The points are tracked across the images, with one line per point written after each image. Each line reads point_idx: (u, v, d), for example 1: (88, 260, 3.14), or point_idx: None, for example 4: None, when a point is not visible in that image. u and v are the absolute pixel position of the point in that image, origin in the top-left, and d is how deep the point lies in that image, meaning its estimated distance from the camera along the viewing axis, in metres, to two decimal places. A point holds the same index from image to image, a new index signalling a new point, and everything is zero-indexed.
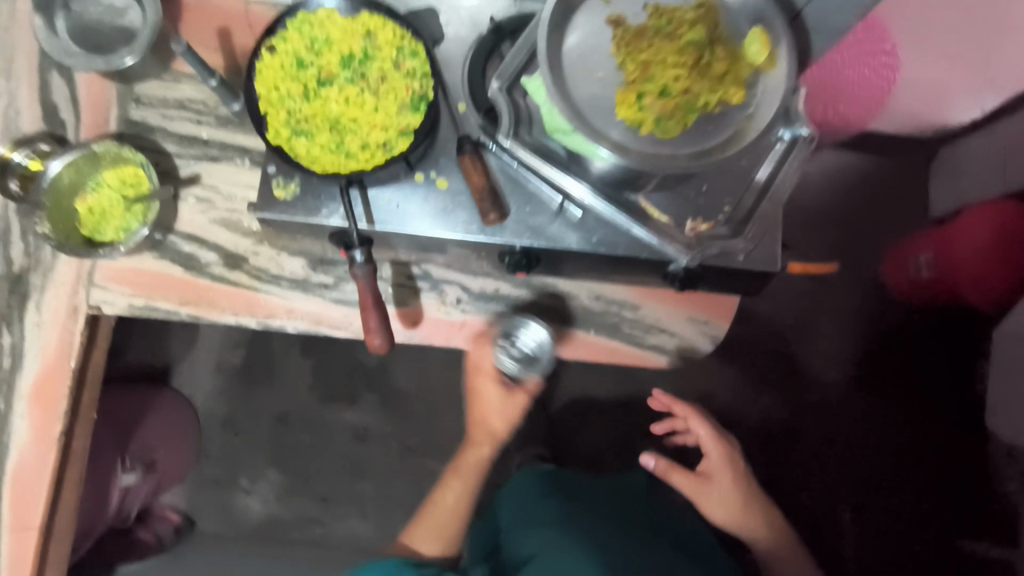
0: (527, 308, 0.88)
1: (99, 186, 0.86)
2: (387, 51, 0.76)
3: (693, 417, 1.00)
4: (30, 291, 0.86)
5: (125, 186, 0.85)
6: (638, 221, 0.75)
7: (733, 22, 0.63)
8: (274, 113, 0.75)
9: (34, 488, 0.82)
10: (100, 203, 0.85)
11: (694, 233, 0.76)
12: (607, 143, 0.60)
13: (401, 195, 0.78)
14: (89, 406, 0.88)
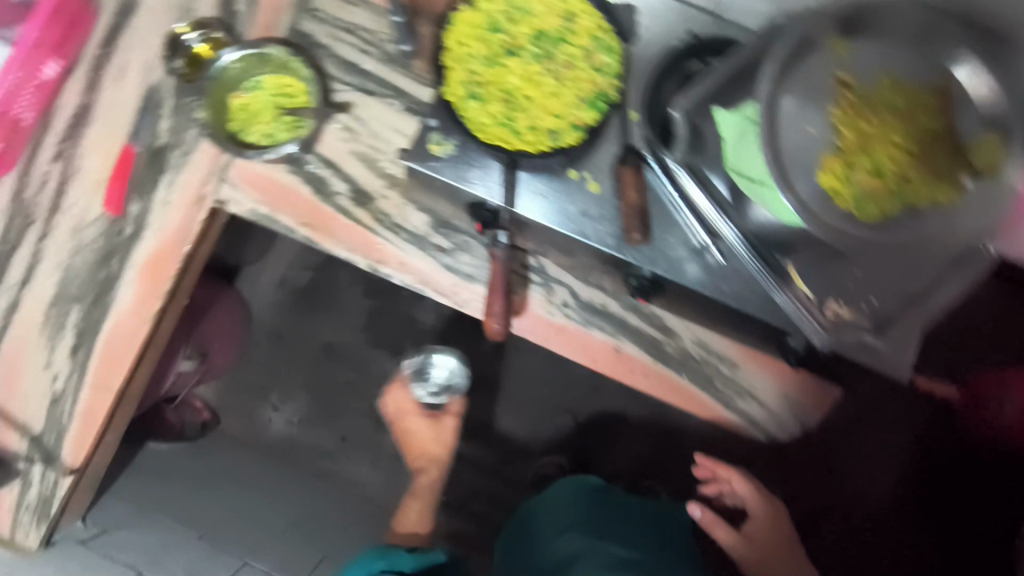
0: (628, 332, 0.86)
1: (260, 87, 0.86)
2: (583, 40, 0.73)
3: (739, 478, 0.98)
4: (166, 168, 0.87)
5: (284, 95, 0.86)
6: (783, 285, 0.72)
7: (962, 119, 0.60)
8: (455, 69, 0.74)
9: (122, 354, 0.84)
10: (255, 104, 0.85)
11: (833, 317, 0.71)
12: (798, 200, 0.57)
13: (550, 186, 0.76)
14: (187, 291, 0.90)
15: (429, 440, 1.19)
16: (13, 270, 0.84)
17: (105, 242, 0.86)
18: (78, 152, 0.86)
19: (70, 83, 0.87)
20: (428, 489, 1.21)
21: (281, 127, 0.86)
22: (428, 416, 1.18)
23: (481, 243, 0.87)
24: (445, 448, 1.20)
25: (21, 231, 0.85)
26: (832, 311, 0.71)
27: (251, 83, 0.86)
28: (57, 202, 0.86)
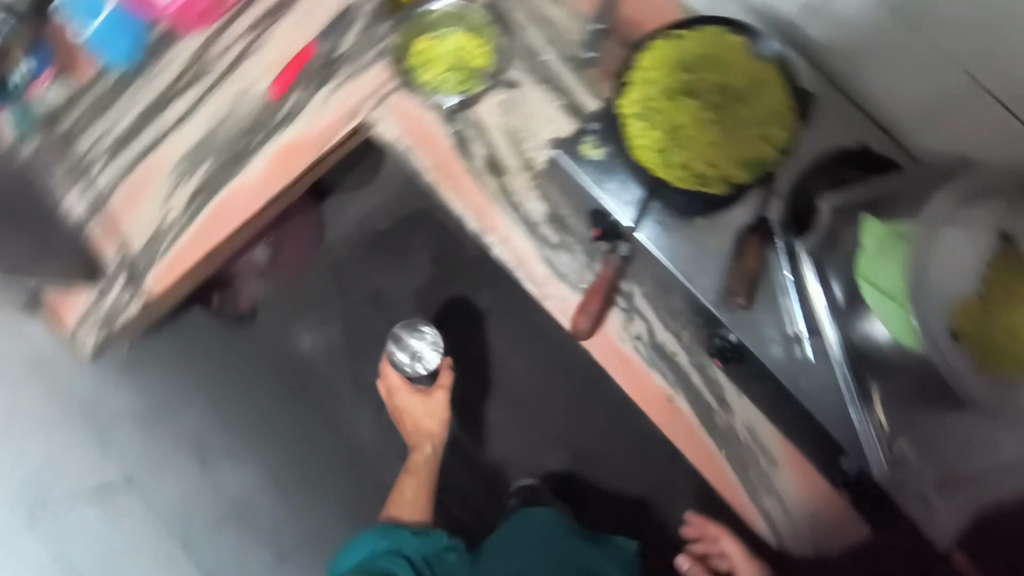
0: (686, 389, 0.87)
1: (451, 39, 0.92)
2: (764, 107, 0.75)
3: (727, 535, 1.08)
4: (335, 75, 0.92)
5: (467, 52, 0.92)
6: (860, 405, 0.73)
7: None
8: (636, 88, 0.77)
9: (232, 215, 0.90)
10: (440, 50, 0.92)
11: (896, 457, 0.73)
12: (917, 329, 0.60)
13: (676, 226, 0.79)
14: (306, 184, 0.95)
15: (427, 414, 1.15)
16: (173, 108, 0.91)
17: (257, 116, 0.91)
18: (266, 30, 0.92)
19: None
20: (423, 488, 1.13)
21: (455, 80, 0.91)
22: (422, 394, 1.15)
23: (585, 251, 0.89)
24: (439, 426, 1.17)
25: (192, 78, 0.92)
26: (899, 450, 0.73)
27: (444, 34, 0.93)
28: (232, 66, 0.92)
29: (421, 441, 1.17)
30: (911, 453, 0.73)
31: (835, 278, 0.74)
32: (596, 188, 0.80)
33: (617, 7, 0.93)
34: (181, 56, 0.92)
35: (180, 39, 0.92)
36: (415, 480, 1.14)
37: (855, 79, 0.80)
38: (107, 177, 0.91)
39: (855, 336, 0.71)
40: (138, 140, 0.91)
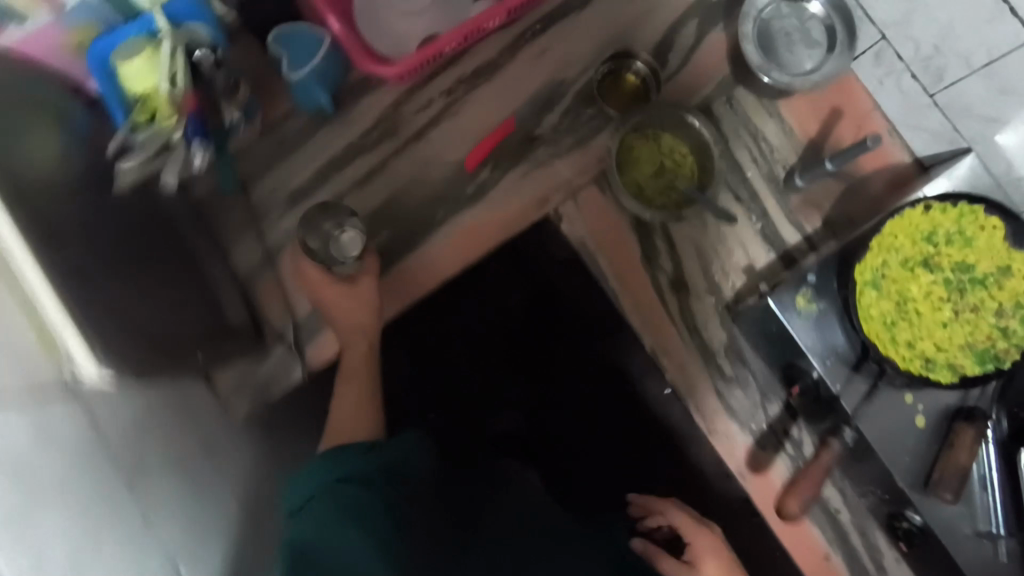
0: (844, 546, 0.84)
1: (668, 153, 0.87)
2: (1007, 298, 0.71)
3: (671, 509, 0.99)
4: (530, 158, 0.88)
5: (675, 164, 0.87)
6: None
7: None
8: (874, 254, 0.73)
9: (405, 294, 0.86)
10: (646, 155, 0.87)
11: None
12: None
13: (887, 399, 0.75)
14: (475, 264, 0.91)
15: (388, 307, 0.86)
16: (355, 167, 0.87)
17: (444, 189, 0.87)
18: (465, 99, 0.88)
19: (493, 36, 0.88)
20: (354, 396, 0.83)
21: (660, 197, 0.87)
22: (346, 281, 0.81)
23: (759, 388, 0.86)
24: (372, 317, 0.83)
25: (380, 138, 0.87)
26: None
27: (663, 145, 0.87)
28: (424, 131, 0.87)
29: (378, 313, 0.85)
30: None
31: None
32: (810, 351, 0.76)
33: (830, 134, 0.89)
34: (371, 112, 0.87)
35: (373, 95, 0.87)
36: (353, 392, 0.83)
37: None
38: (276, 231, 0.86)
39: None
40: (313, 196, 0.86)
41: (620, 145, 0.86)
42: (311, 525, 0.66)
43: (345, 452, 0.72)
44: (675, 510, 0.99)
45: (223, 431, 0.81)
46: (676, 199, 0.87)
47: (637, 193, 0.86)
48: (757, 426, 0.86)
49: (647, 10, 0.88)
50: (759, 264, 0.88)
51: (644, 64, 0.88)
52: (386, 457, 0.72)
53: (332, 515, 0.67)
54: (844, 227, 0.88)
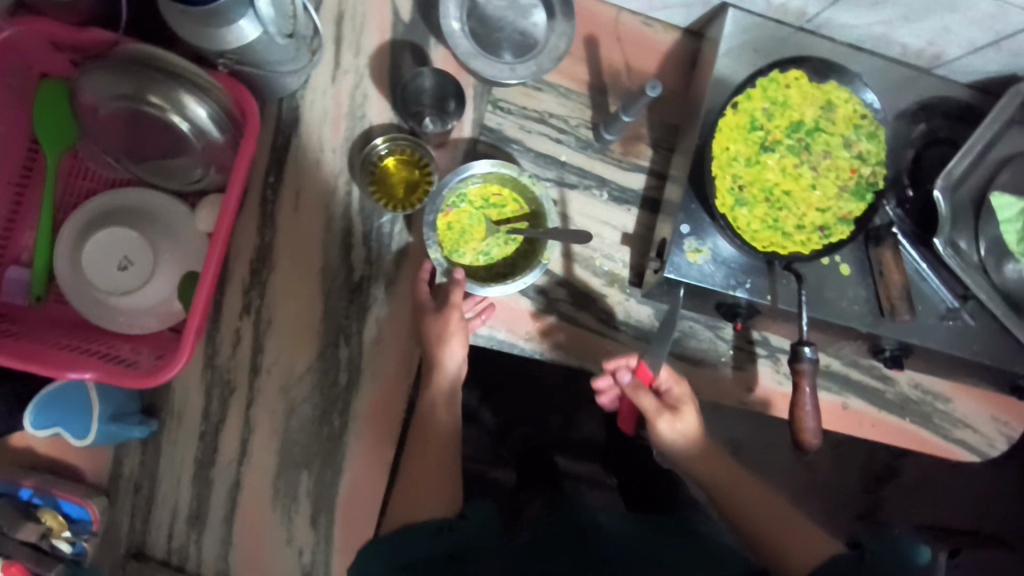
0: (855, 389, 0.89)
1: (493, 208, 0.81)
2: (843, 129, 0.71)
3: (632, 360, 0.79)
4: (371, 304, 0.78)
5: (492, 206, 0.81)
6: None
7: None
8: (721, 177, 0.70)
9: (361, 521, 0.77)
10: (461, 222, 0.80)
11: None
12: None
13: (808, 274, 0.75)
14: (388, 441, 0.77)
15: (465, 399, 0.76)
16: (226, 445, 0.76)
17: (321, 396, 0.77)
18: (266, 301, 0.77)
19: (241, 220, 0.77)
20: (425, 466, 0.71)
21: (509, 255, 0.81)
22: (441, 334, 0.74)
23: (707, 326, 0.86)
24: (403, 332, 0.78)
25: (225, 400, 0.76)
26: None
27: (481, 202, 0.80)
28: (256, 359, 0.77)
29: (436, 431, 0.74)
30: None
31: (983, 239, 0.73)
32: (731, 289, 0.74)
33: (597, 64, 0.84)
34: (193, 387, 0.76)
35: (182, 370, 0.76)
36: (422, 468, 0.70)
37: (885, 39, 0.77)
38: (208, 561, 0.75)
39: (1008, 282, 0.74)
40: (212, 504, 0.75)
41: (442, 230, 0.79)
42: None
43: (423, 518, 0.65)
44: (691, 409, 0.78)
45: (266, 525, 0.76)
46: (525, 248, 0.81)
47: (486, 269, 0.81)
48: (729, 356, 0.86)
49: (357, 82, 0.79)
50: (631, 228, 0.84)
51: (401, 140, 0.78)
52: (446, 546, 0.62)
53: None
54: (670, 138, 0.85)
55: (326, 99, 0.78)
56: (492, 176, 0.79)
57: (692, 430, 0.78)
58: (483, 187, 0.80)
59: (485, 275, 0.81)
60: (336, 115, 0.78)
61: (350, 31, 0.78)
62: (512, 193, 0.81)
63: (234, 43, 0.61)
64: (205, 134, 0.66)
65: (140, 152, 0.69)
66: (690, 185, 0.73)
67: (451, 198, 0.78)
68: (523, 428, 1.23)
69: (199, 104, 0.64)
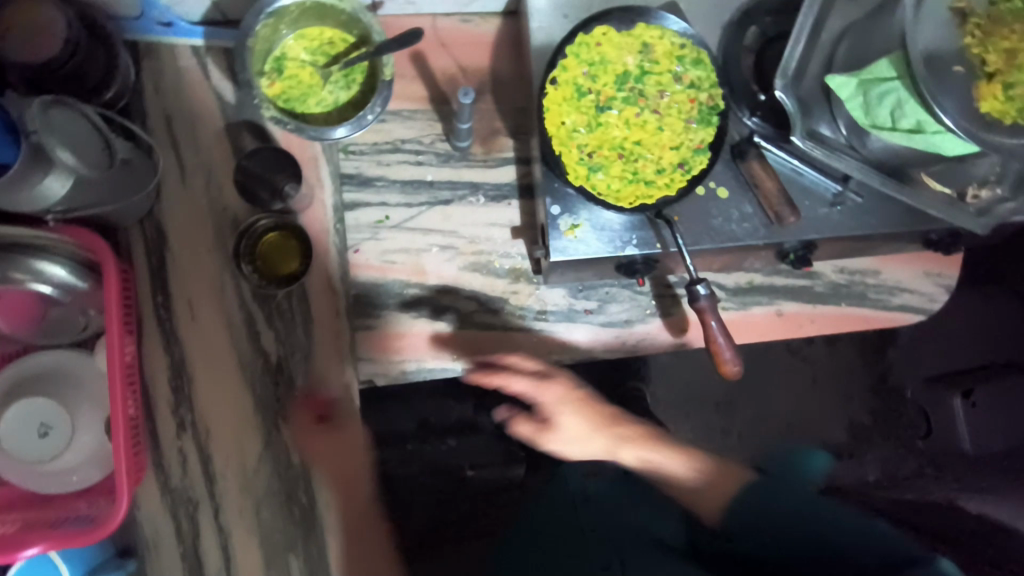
0: (784, 295, 0.90)
1: (320, 44, 0.74)
2: (668, 65, 0.72)
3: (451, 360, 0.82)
4: (297, 380, 0.80)
5: (317, 53, 0.74)
6: (932, 203, 0.73)
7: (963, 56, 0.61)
8: (566, 152, 0.71)
9: None
10: (292, 83, 0.74)
11: (977, 199, 0.73)
12: (942, 107, 0.59)
13: (687, 211, 0.76)
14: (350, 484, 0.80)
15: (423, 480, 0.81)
16: (209, 558, 0.78)
17: (281, 481, 0.79)
18: (197, 413, 0.79)
19: (147, 346, 0.78)
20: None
21: (357, 94, 0.75)
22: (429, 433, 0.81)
23: (623, 287, 0.86)
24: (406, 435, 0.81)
25: (193, 516, 0.78)
26: (974, 196, 0.73)
27: (305, 48, 0.74)
28: (208, 470, 0.79)
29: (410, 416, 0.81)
30: (981, 185, 0.73)
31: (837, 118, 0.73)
32: (620, 251, 0.74)
33: (431, 77, 0.83)
34: (159, 515, 0.78)
35: (143, 503, 0.78)
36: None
37: None
38: None
39: (877, 152, 0.72)
40: None
41: (280, 102, 0.74)
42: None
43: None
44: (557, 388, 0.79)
45: None
46: (368, 74, 0.75)
47: (331, 107, 0.75)
48: (653, 306, 0.87)
49: (207, 178, 0.79)
50: (518, 221, 0.84)
51: (264, 220, 0.79)
52: None
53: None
54: (524, 121, 0.84)
55: (183, 204, 0.79)
56: (294, 17, 0.72)
57: (570, 432, 0.81)
58: (302, 36, 0.74)
59: (329, 116, 0.75)
60: (198, 215, 0.79)
61: (182, 132, 0.78)
62: (324, 31, 0.74)
63: (53, 197, 0.62)
64: (72, 287, 0.68)
65: (26, 317, 0.71)
66: (544, 167, 0.73)
67: (266, 68, 0.73)
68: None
69: (54, 263, 0.66)
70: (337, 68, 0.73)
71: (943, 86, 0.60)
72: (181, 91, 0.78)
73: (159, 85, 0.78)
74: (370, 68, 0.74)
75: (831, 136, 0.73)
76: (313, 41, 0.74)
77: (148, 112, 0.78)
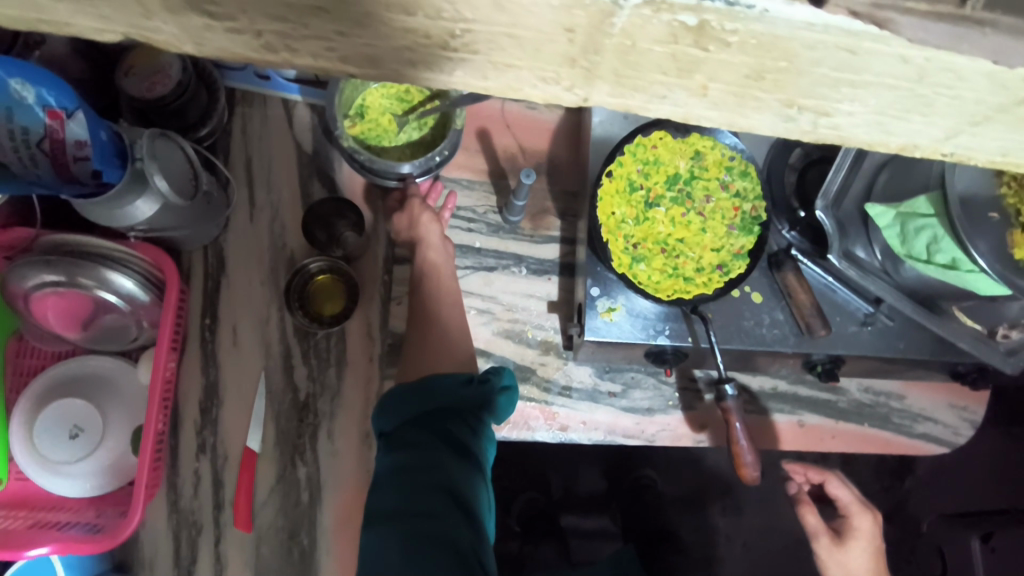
0: (807, 406, 0.90)
1: (399, 91, 0.80)
2: (716, 173, 0.78)
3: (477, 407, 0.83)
4: (320, 420, 0.81)
5: (396, 97, 0.81)
6: (960, 337, 0.75)
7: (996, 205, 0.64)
8: (613, 240, 0.75)
9: None
10: (371, 125, 0.80)
11: (1008, 339, 0.75)
12: (978, 249, 0.62)
13: (720, 310, 0.78)
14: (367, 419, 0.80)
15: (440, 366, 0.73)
16: None
17: (286, 519, 0.79)
18: (219, 437, 0.80)
19: (186, 365, 0.81)
20: (441, 348, 0.75)
21: (428, 137, 0.82)
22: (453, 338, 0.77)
23: (648, 374, 0.88)
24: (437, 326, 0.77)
25: (193, 542, 0.78)
26: (1004, 336, 0.75)
27: (386, 95, 0.80)
28: (217, 496, 0.79)
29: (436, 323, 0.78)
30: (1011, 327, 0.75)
31: (874, 244, 0.76)
32: (652, 339, 0.76)
33: (492, 154, 0.90)
34: (161, 535, 0.78)
35: (148, 520, 0.78)
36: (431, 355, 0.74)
37: None
38: None
39: (910, 281, 0.75)
40: None
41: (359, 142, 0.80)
42: (396, 452, 0.62)
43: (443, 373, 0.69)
44: (870, 523, 0.83)
45: None
46: (440, 122, 0.81)
47: (404, 148, 0.82)
48: (675, 398, 0.88)
49: (274, 216, 0.85)
50: (555, 295, 0.88)
51: (317, 262, 0.83)
52: (469, 405, 0.67)
53: (377, 555, 0.55)
54: (573, 204, 0.90)
55: (248, 236, 0.84)
56: None
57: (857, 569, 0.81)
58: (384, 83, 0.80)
59: (401, 154, 0.81)
60: (260, 249, 0.84)
61: (260, 173, 0.85)
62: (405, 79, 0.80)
63: (138, 218, 0.67)
64: (135, 299, 0.72)
65: (77, 320, 0.74)
66: (589, 251, 0.77)
67: (349, 111, 0.79)
68: (527, 492, 1.14)
69: (125, 276, 0.70)
70: (414, 117, 0.80)
71: (978, 230, 0.63)
72: (267, 135, 0.86)
73: (248, 126, 0.85)
74: (442, 117, 0.81)
75: (865, 259, 0.77)
76: (393, 88, 0.80)
77: (234, 149, 0.85)
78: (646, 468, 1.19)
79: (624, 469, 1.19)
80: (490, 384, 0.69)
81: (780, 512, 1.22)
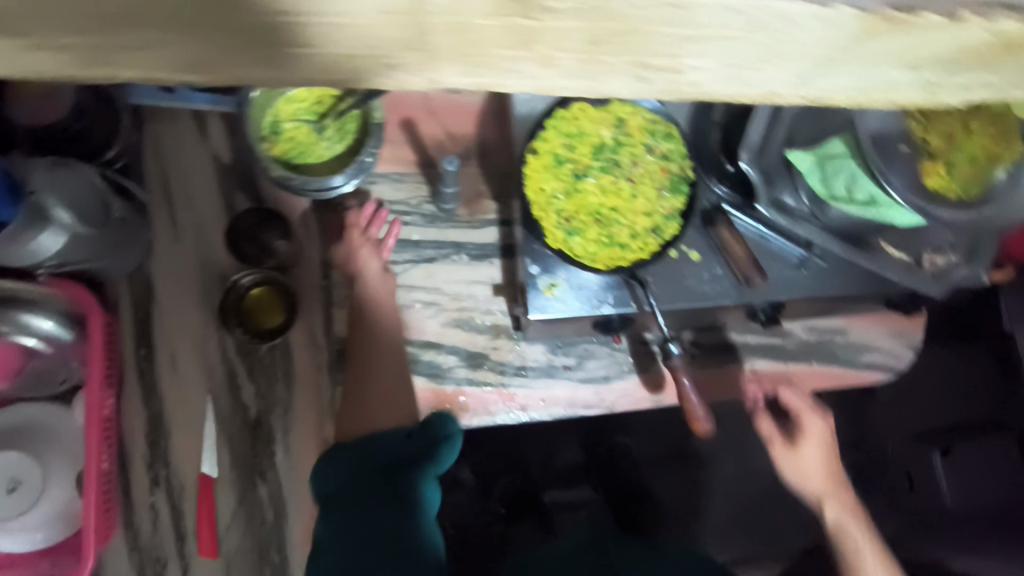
0: (757, 353, 0.93)
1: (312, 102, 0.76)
2: (640, 137, 0.78)
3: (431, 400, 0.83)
4: (275, 436, 0.80)
5: (310, 109, 0.77)
6: (889, 269, 0.77)
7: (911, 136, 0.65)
8: (544, 218, 0.75)
9: None
10: (292, 142, 0.77)
11: (934, 265, 0.78)
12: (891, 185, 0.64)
13: (660, 273, 0.79)
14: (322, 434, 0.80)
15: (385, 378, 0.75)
16: None
17: (253, 540, 0.78)
18: (172, 468, 0.78)
19: (126, 400, 0.78)
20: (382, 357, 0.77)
21: (353, 142, 0.79)
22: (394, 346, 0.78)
23: (601, 344, 0.89)
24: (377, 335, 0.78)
25: None
26: (931, 262, 0.78)
27: (298, 108, 0.76)
28: (179, 528, 0.77)
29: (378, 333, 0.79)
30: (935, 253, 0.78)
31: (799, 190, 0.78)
32: (597, 310, 0.77)
33: (419, 143, 0.87)
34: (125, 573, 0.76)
35: (109, 561, 0.76)
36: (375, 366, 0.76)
37: None
38: None
39: (838, 222, 0.76)
40: None
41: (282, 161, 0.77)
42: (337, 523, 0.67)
43: (381, 433, 0.73)
44: (821, 422, 0.84)
45: None
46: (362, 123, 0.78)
47: (330, 158, 0.79)
48: (630, 363, 0.89)
49: (199, 233, 0.81)
50: (499, 278, 0.87)
51: (248, 276, 0.80)
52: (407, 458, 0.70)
53: None
54: (507, 184, 0.89)
55: (173, 258, 0.81)
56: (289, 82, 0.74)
57: (809, 467, 0.83)
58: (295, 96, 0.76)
59: (331, 164, 0.79)
60: (188, 270, 0.81)
61: (178, 190, 0.81)
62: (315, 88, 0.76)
63: (48, 250, 0.64)
64: (57, 339, 0.69)
65: None
66: (523, 231, 0.77)
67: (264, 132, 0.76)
68: (507, 474, 1.15)
69: (41, 317, 0.67)
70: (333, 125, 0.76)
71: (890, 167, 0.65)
72: (179, 150, 0.82)
73: (158, 142, 0.81)
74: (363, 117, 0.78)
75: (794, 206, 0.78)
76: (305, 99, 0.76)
77: (146, 168, 0.81)
78: (620, 433, 1.21)
79: (597, 437, 1.20)
80: (427, 432, 0.72)
81: (752, 456, 1.26)
